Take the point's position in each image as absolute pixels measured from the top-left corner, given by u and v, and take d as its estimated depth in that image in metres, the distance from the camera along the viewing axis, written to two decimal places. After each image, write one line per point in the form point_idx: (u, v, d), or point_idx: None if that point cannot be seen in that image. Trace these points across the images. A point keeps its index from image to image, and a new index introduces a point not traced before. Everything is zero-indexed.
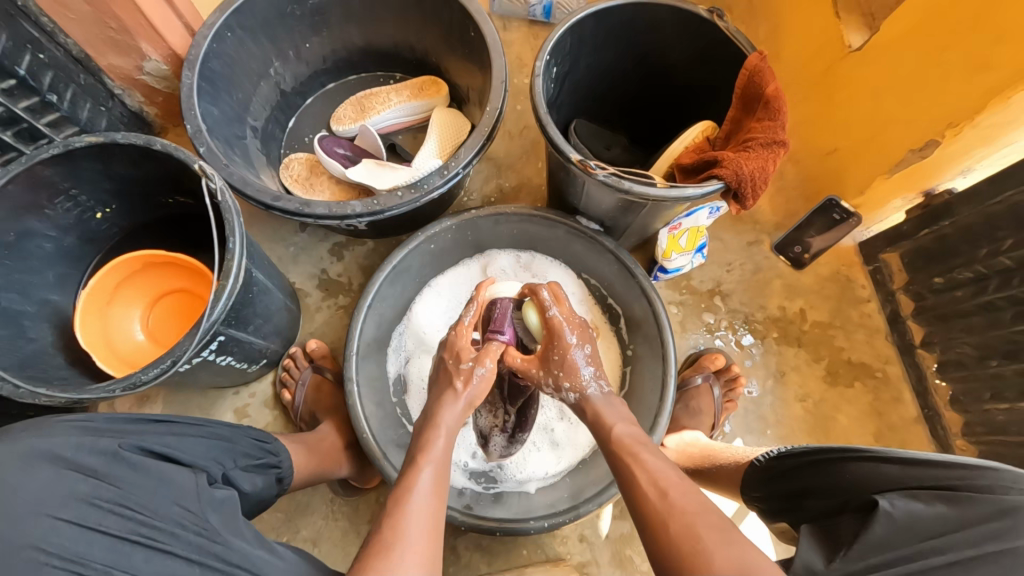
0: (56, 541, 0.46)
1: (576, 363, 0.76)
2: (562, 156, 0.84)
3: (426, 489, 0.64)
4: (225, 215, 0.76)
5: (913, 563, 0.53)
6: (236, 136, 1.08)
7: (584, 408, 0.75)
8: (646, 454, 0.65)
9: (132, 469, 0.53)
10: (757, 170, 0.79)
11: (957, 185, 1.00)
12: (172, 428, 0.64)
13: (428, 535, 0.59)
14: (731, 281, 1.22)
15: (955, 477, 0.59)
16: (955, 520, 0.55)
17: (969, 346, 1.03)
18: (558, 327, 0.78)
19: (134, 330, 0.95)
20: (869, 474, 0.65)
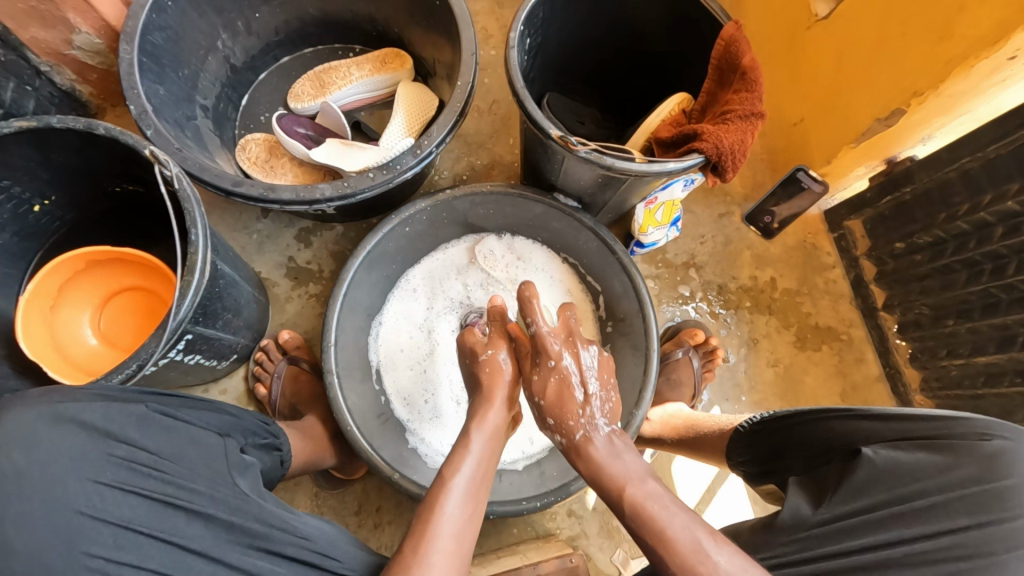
0: (96, 502, 0.50)
1: (576, 398, 0.74)
2: (541, 132, 0.82)
3: (456, 519, 0.61)
4: (184, 203, 0.70)
5: (895, 509, 0.60)
6: (186, 116, 1.00)
7: (576, 455, 0.72)
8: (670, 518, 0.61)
9: (160, 434, 0.57)
10: (736, 143, 0.79)
11: (917, 153, 1.03)
12: (188, 402, 0.64)
13: (456, 557, 0.57)
14: (704, 253, 1.23)
15: (933, 426, 0.63)
16: (941, 472, 0.60)
17: (926, 307, 1.09)
18: (544, 343, 0.77)
19: (85, 334, 0.89)
20: (849, 428, 0.68)
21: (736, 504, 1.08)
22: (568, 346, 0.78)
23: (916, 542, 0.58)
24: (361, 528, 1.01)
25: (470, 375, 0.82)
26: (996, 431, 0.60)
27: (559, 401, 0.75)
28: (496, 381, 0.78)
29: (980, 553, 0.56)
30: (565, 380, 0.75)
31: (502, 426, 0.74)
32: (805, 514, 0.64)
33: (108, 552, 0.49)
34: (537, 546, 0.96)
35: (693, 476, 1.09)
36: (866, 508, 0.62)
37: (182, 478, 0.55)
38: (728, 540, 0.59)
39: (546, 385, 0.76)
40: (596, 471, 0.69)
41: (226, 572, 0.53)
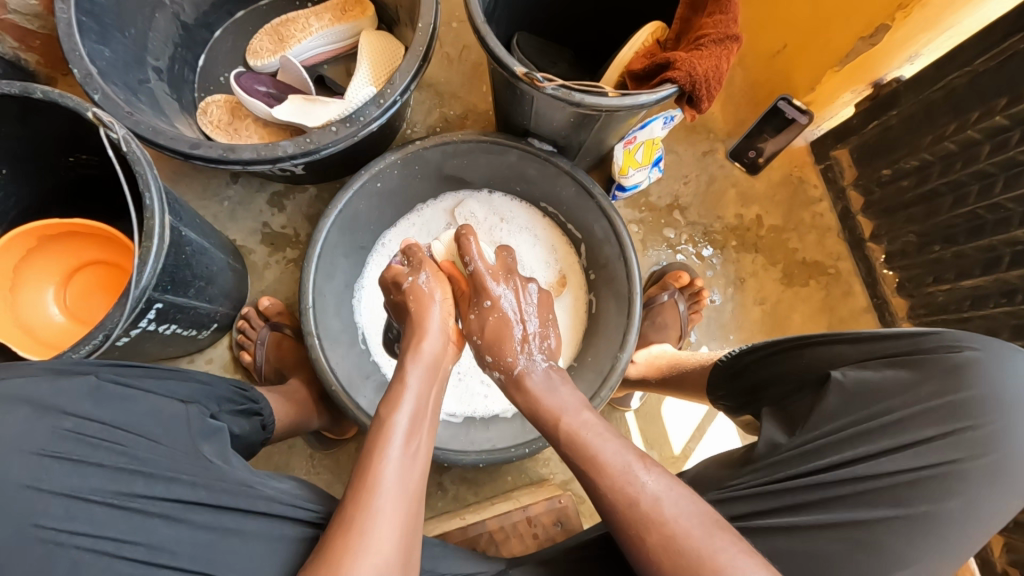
0: (45, 475, 0.50)
1: (515, 336, 0.76)
2: (506, 70, 0.78)
3: (398, 462, 0.60)
4: (136, 166, 0.67)
5: (864, 426, 0.62)
6: (137, 80, 0.95)
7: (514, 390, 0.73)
8: (605, 451, 0.61)
9: (115, 404, 0.57)
10: (710, 69, 0.75)
11: (904, 74, 0.99)
12: (150, 372, 0.63)
13: (402, 495, 0.58)
14: (688, 194, 1.20)
15: (904, 343, 0.65)
16: (908, 384, 0.62)
17: (913, 234, 1.07)
18: (483, 281, 0.77)
19: (51, 312, 0.88)
20: (820, 355, 0.68)
21: (726, 441, 1.10)
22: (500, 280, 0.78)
23: (884, 456, 0.60)
24: None
25: (396, 306, 0.80)
26: (964, 343, 0.63)
27: (498, 339, 0.75)
28: (423, 304, 0.76)
29: (943, 460, 0.59)
30: (500, 317, 0.76)
31: (437, 356, 0.72)
32: (779, 442, 0.65)
33: (59, 523, 0.49)
34: (530, 491, 0.97)
35: (683, 416, 1.10)
36: (836, 428, 0.63)
37: (139, 447, 0.55)
38: (657, 464, 0.60)
39: (484, 323, 0.76)
40: (535, 405, 0.70)
41: (192, 531, 0.54)
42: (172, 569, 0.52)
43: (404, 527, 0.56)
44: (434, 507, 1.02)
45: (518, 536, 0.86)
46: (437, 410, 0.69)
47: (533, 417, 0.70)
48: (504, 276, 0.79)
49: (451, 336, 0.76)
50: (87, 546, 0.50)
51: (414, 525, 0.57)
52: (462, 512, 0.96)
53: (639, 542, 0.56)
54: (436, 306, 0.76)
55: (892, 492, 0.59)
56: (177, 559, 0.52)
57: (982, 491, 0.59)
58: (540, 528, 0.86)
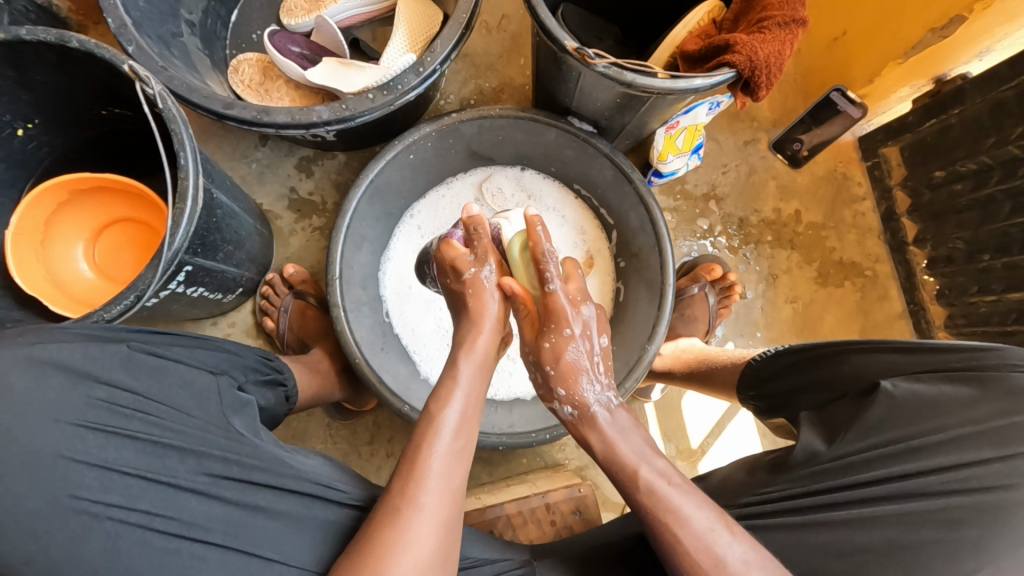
0: (80, 446, 0.51)
1: (586, 371, 0.70)
2: (555, 44, 0.74)
3: (445, 459, 0.60)
4: (171, 125, 0.65)
5: (907, 444, 0.60)
6: (171, 33, 0.93)
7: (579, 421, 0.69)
8: (682, 503, 0.59)
9: (145, 374, 0.56)
10: (772, 55, 0.71)
11: (971, 70, 0.94)
12: (180, 340, 0.63)
13: (446, 494, 0.58)
14: (726, 184, 1.16)
15: (961, 358, 0.63)
16: (963, 402, 0.60)
17: (961, 241, 1.03)
18: (560, 308, 0.69)
19: (80, 268, 0.88)
20: (868, 362, 0.67)
21: (745, 439, 1.08)
22: (574, 303, 0.71)
23: (932, 476, 0.59)
24: (373, 457, 1.03)
25: (452, 292, 0.76)
26: None
27: (568, 372, 0.69)
28: (482, 301, 0.72)
29: (997, 485, 0.56)
30: (575, 348, 0.70)
31: (490, 352, 0.71)
32: (817, 450, 0.63)
33: (96, 495, 0.50)
34: (546, 476, 0.97)
35: (703, 411, 1.09)
36: (882, 440, 0.61)
37: (171, 419, 0.55)
38: (740, 526, 0.58)
39: (557, 356, 0.70)
40: (609, 448, 0.66)
41: (224, 508, 0.54)
42: (206, 544, 0.52)
43: (444, 526, 0.56)
44: None
45: (536, 522, 0.86)
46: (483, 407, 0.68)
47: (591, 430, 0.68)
48: (582, 302, 0.71)
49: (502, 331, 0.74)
50: (121, 518, 0.50)
51: (453, 521, 0.58)
52: (478, 491, 0.97)
53: None
54: (497, 303, 0.73)
55: (939, 515, 0.57)
56: (209, 535, 0.52)
57: None
58: (558, 515, 0.86)
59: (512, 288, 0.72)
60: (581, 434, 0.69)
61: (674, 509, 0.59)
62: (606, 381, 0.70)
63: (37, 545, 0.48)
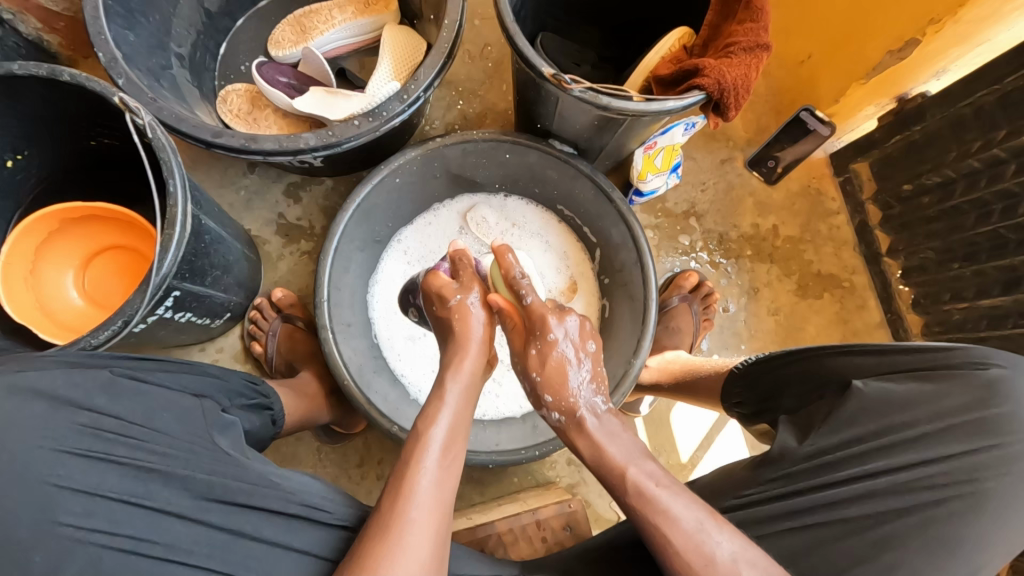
0: (63, 470, 0.51)
1: (574, 373, 0.71)
2: (533, 70, 0.77)
3: (434, 474, 0.60)
4: (159, 153, 0.67)
5: (884, 442, 0.62)
6: (160, 66, 0.95)
7: (569, 428, 0.70)
8: (676, 506, 0.60)
9: (128, 399, 0.56)
10: (739, 77, 0.75)
11: (930, 89, 0.98)
12: (163, 365, 0.63)
13: (436, 509, 0.58)
14: (705, 201, 1.20)
15: (927, 358, 0.64)
16: (931, 398, 0.62)
17: (932, 251, 1.07)
18: (546, 321, 0.71)
19: (69, 295, 0.88)
20: (843, 362, 0.68)
21: (734, 451, 1.09)
22: (557, 314, 0.73)
23: (906, 471, 0.61)
24: (363, 480, 1.02)
25: (438, 319, 0.78)
26: (989, 360, 0.63)
27: (557, 378, 0.71)
28: (468, 324, 0.74)
29: (966, 478, 0.60)
30: (561, 351, 0.71)
31: (477, 373, 0.72)
32: (792, 446, 0.65)
33: (78, 520, 0.50)
34: (537, 493, 0.97)
35: (691, 424, 1.10)
36: (856, 438, 0.63)
37: (155, 442, 0.55)
38: (730, 523, 0.59)
39: (543, 359, 0.72)
40: (597, 452, 0.67)
41: (208, 531, 0.54)
42: (191, 567, 0.52)
43: (434, 541, 0.56)
44: None
45: (527, 540, 0.85)
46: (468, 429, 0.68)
47: (595, 471, 0.67)
48: (565, 314, 0.73)
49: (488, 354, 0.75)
50: (103, 542, 0.50)
51: (444, 534, 0.58)
52: (469, 511, 0.96)
53: None
54: (481, 327, 0.74)
55: (916, 508, 0.59)
56: (193, 557, 0.52)
57: (1007, 503, 0.59)
58: (549, 532, 0.86)
59: (496, 303, 0.75)
60: (570, 440, 0.69)
61: (663, 509, 0.60)
62: (589, 371, 0.72)
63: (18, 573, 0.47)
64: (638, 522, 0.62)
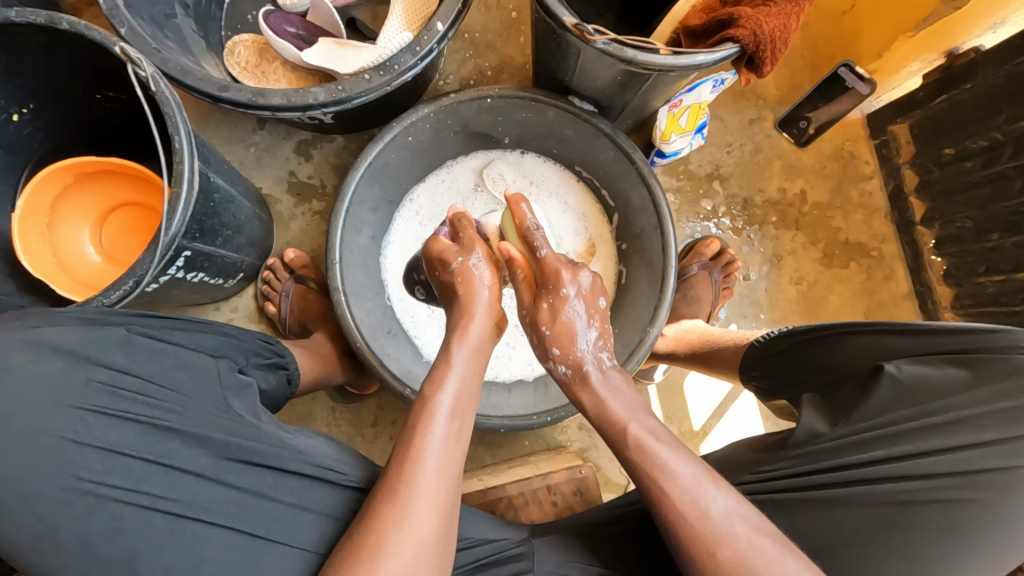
0: (80, 428, 0.51)
1: (580, 330, 0.71)
2: (554, 21, 0.72)
3: (442, 441, 0.60)
4: (164, 108, 0.64)
5: (912, 425, 0.60)
6: (164, 14, 0.91)
7: (578, 384, 0.70)
8: (675, 461, 0.59)
9: (143, 357, 0.57)
10: (777, 29, 0.69)
11: (985, 44, 0.92)
12: (180, 324, 0.62)
13: (444, 473, 0.58)
14: (730, 164, 1.14)
15: (964, 340, 0.62)
16: (967, 384, 0.60)
17: (970, 220, 1.01)
18: (559, 275, 0.72)
19: (88, 252, 0.89)
20: (873, 344, 0.66)
21: (747, 421, 1.08)
22: (572, 270, 0.73)
23: (931, 458, 0.59)
24: (376, 440, 1.04)
25: (444, 284, 0.77)
26: None
27: (564, 332, 0.71)
28: (472, 287, 0.74)
29: (994, 467, 0.57)
30: (573, 308, 0.72)
31: (483, 338, 0.71)
32: (819, 431, 0.63)
33: (99, 477, 0.51)
34: (548, 457, 0.98)
35: (705, 393, 1.09)
36: (885, 421, 0.61)
37: (169, 401, 0.55)
38: (726, 480, 0.58)
39: (554, 314, 0.72)
40: (600, 405, 0.68)
41: (227, 491, 0.54)
42: (207, 526, 0.53)
43: (441, 506, 0.56)
44: None
45: (537, 503, 0.86)
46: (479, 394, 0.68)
47: (596, 426, 0.67)
48: (579, 271, 0.74)
49: (496, 317, 0.74)
50: (125, 499, 0.51)
51: (452, 504, 0.58)
52: (480, 473, 0.98)
53: (704, 555, 0.55)
54: (488, 289, 0.74)
55: (935, 496, 0.58)
56: (211, 515, 0.53)
57: None
58: (559, 496, 0.87)
59: (508, 254, 0.76)
60: (573, 394, 0.70)
61: (662, 462, 0.60)
62: (598, 330, 0.72)
63: (39, 528, 0.48)
64: (634, 472, 0.61)
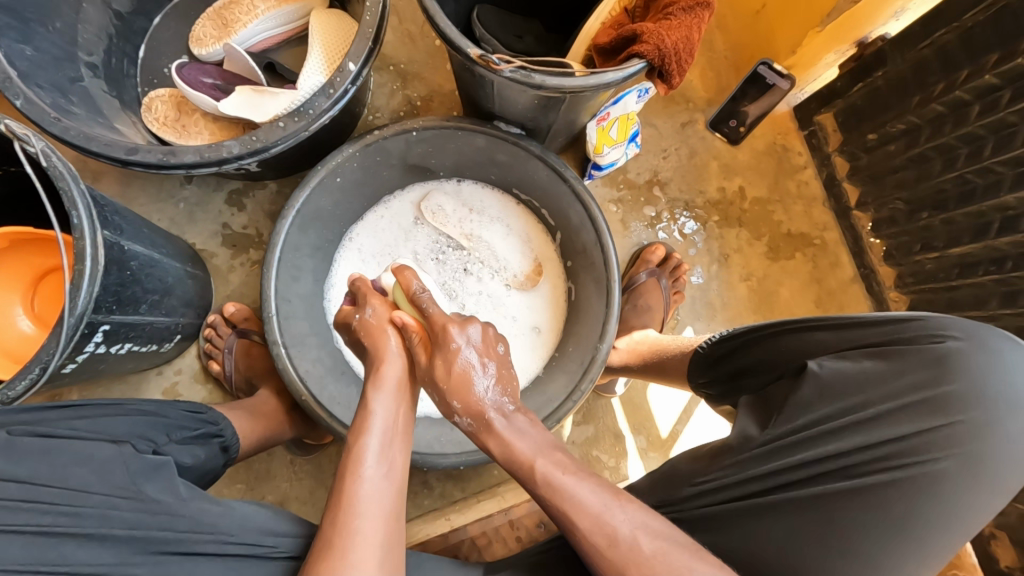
0: None
1: (473, 377, 0.65)
2: (460, 54, 0.71)
3: (374, 483, 0.59)
4: (58, 182, 0.62)
5: (837, 421, 0.60)
6: (69, 79, 0.88)
7: (484, 440, 0.64)
8: (581, 494, 0.58)
9: (32, 457, 0.54)
10: (680, 41, 0.70)
11: (891, 31, 0.94)
12: (83, 412, 0.62)
13: (377, 521, 0.57)
14: (668, 168, 1.15)
15: (883, 332, 0.64)
16: (882, 374, 0.61)
17: (901, 202, 1.03)
18: (447, 332, 0.66)
19: (18, 318, 0.85)
20: (801, 341, 0.67)
21: (714, 423, 1.08)
22: (459, 323, 0.68)
23: (856, 454, 0.59)
24: None
25: (353, 344, 0.75)
26: (949, 331, 0.61)
27: (461, 386, 0.65)
28: (377, 338, 0.70)
29: (915, 458, 0.58)
30: (464, 358, 0.66)
31: (403, 376, 0.68)
32: (752, 434, 0.64)
33: None
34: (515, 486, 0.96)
35: (668, 400, 1.08)
36: (812, 421, 0.61)
37: (66, 501, 0.52)
38: (631, 496, 0.59)
39: (448, 368, 0.65)
40: (506, 450, 0.62)
41: None
42: None
43: (382, 552, 0.56)
44: (421, 506, 1.00)
45: (501, 540, 0.87)
46: (411, 425, 0.67)
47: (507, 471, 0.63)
48: (467, 326, 0.67)
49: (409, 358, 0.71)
50: None
51: (393, 542, 0.57)
52: (448, 511, 0.95)
53: None
54: (394, 337, 0.70)
55: (863, 489, 0.58)
56: None
57: (961, 487, 0.58)
58: (521, 530, 0.88)
59: (401, 321, 0.69)
60: (478, 442, 0.64)
61: (569, 496, 0.58)
62: (495, 376, 0.66)
63: None
64: (529, 451, 0.62)
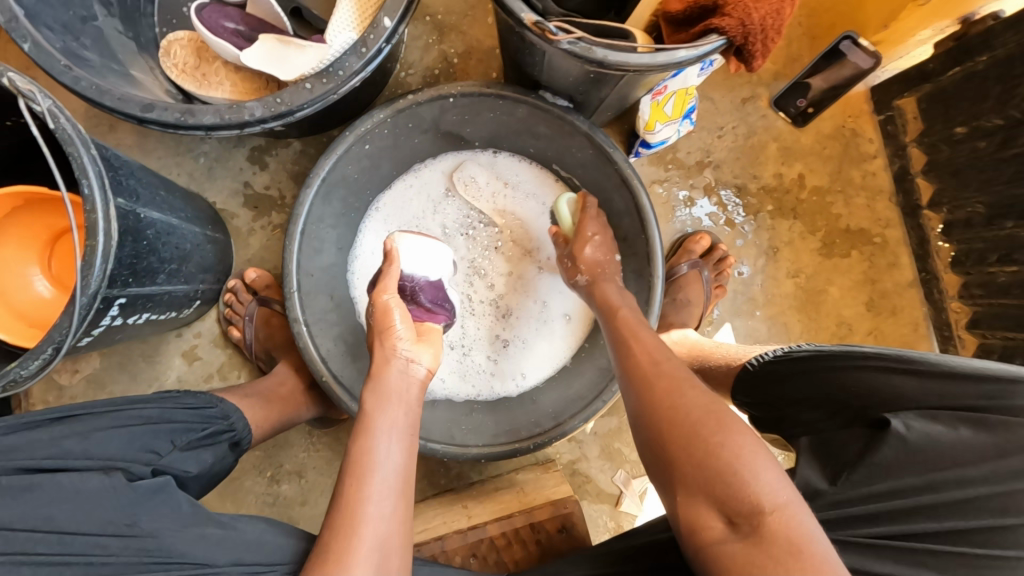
0: None
1: (598, 258, 0.83)
2: (511, 18, 0.62)
3: (382, 517, 0.58)
4: (67, 147, 0.56)
5: (919, 498, 0.56)
6: (81, 18, 0.81)
7: (592, 292, 0.82)
8: (645, 334, 0.70)
9: (13, 498, 0.51)
10: (768, 16, 0.60)
11: (1005, 9, 0.83)
12: (73, 429, 0.58)
13: (379, 550, 0.56)
14: (723, 149, 1.05)
15: (982, 394, 0.56)
16: (977, 448, 0.55)
17: (982, 206, 0.93)
18: (587, 222, 0.86)
19: (35, 281, 0.82)
20: (882, 385, 0.60)
21: None
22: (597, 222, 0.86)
23: (934, 533, 0.55)
24: None
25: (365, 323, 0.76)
26: None
27: (591, 259, 0.83)
28: (385, 321, 0.72)
29: (1002, 549, 0.53)
30: (591, 241, 0.84)
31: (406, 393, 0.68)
32: (819, 488, 0.60)
33: None
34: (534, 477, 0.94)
35: None
36: (887, 488, 0.57)
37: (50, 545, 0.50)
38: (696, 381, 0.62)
39: (584, 242, 0.84)
40: (603, 296, 0.79)
41: None
42: None
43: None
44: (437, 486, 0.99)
45: (520, 543, 0.83)
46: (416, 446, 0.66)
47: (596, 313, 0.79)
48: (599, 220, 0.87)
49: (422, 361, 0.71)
50: None
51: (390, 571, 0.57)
52: (465, 496, 0.94)
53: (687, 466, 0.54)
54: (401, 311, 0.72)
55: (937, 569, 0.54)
56: None
57: None
58: (542, 534, 0.84)
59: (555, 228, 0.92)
60: (596, 287, 0.81)
61: (635, 333, 0.71)
62: (597, 245, 0.84)
63: None
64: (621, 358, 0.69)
